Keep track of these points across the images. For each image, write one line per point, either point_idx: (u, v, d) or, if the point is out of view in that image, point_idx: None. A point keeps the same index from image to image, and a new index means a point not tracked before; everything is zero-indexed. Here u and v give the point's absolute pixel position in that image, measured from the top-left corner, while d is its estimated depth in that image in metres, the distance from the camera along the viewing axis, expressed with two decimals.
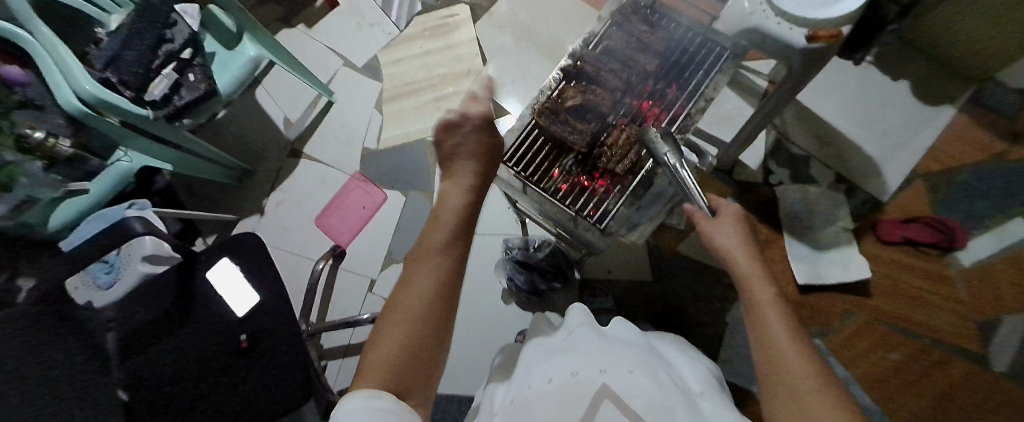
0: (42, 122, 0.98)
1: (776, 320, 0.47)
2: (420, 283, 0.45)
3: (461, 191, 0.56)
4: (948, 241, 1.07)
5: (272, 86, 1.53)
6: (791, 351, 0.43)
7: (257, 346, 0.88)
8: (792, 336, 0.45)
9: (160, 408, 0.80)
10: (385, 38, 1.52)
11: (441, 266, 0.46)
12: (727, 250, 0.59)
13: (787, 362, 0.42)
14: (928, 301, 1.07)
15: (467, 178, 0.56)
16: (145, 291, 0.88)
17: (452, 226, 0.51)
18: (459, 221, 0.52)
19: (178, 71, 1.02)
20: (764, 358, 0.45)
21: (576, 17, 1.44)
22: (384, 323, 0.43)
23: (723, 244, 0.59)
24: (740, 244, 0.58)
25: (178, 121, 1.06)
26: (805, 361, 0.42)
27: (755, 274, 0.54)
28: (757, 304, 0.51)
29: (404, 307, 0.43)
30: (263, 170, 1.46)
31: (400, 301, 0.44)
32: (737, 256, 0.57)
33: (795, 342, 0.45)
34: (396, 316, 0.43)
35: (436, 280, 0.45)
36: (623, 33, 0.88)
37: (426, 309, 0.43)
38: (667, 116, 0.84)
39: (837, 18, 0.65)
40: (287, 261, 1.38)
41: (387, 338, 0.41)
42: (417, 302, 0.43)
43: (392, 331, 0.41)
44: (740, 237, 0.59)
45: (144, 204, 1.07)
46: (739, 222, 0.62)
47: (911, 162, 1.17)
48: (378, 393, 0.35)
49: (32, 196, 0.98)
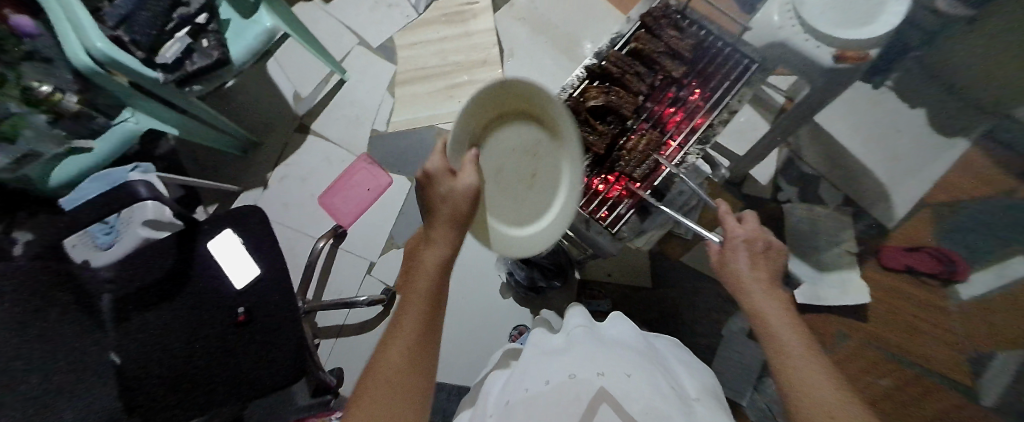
0: (50, 77, 0.98)
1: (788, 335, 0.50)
2: (402, 342, 0.47)
3: (444, 244, 0.53)
4: (948, 273, 1.08)
5: (284, 59, 1.50)
6: (805, 366, 0.46)
7: (252, 320, 0.87)
8: (815, 362, 0.46)
9: (146, 391, 0.79)
10: (403, 20, 1.50)
11: (414, 335, 0.48)
12: (739, 276, 0.59)
13: (814, 389, 0.43)
14: (922, 329, 1.09)
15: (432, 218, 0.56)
16: (144, 254, 0.86)
17: (431, 284, 0.51)
18: (438, 278, 0.52)
19: (192, 36, 0.99)
20: (791, 386, 0.45)
21: (598, 15, 1.42)
22: (365, 381, 0.46)
23: (738, 270, 0.59)
24: (754, 268, 0.59)
25: (187, 87, 1.03)
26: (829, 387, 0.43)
27: (762, 293, 0.57)
28: (771, 328, 0.52)
29: (385, 365, 0.46)
30: (269, 143, 1.44)
31: (379, 360, 0.46)
32: (741, 273, 0.59)
33: (820, 370, 0.45)
34: (382, 362, 0.46)
35: (414, 341, 0.47)
36: (652, 37, 0.83)
37: (404, 367, 0.45)
38: (688, 125, 0.82)
39: (866, 40, 0.65)
40: (286, 237, 1.37)
41: (369, 396, 0.44)
42: (395, 363, 0.46)
43: (372, 392, 0.44)
44: (759, 264, 0.59)
45: (148, 167, 1.06)
46: (753, 246, 0.61)
47: (920, 192, 1.17)
48: None
49: (34, 150, 0.96)
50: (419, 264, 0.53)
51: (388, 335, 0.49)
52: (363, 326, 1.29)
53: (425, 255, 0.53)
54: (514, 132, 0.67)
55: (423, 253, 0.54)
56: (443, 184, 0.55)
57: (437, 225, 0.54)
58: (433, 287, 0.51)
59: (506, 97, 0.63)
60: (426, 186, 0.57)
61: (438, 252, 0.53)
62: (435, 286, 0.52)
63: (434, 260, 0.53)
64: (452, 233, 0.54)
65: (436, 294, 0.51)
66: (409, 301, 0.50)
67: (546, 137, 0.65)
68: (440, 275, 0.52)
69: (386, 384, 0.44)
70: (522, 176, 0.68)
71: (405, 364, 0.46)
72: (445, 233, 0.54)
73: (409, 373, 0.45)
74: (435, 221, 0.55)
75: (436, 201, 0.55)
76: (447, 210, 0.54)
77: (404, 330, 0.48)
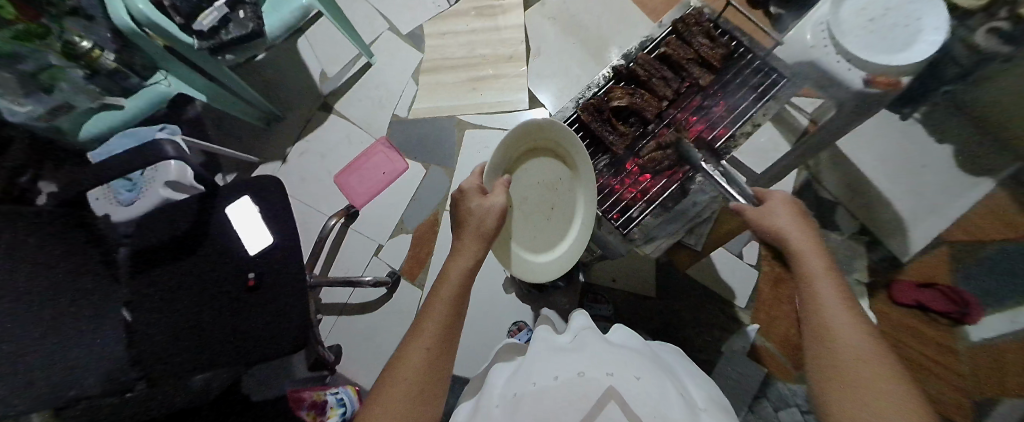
0: (91, 33, 1.01)
1: (832, 305, 0.48)
2: (419, 348, 0.48)
3: (469, 256, 0.55)
4: (960, 314, 1.03)
5: (315, 37, 1.53)
6: (834, 314, 0.47)
7: (261, 286, 0.89)
8: (844, 308, 0.48)
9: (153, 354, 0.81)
10: (434, 9, 1.51)
11: (435, 337, 0.49)
12: (776, 228, 0.58)
13: (837, 335, 0.46)
14: (932, 371, 1.02)
15: (459, 234, 0.57)
16: (166, 213, 0.90)
17: (454, 292, 0.52)
18: (461, 285, 0.53)
19: (229, 6, 1.00)
20: (815, 329, 0.48)
21: (629, 21, 1.42)
22: (381, 383, 0.46)
23: (773, 223, 0.58)
24: (792, 221, 0.58)
25: (221, 56, 1.04)
26: (855, 334, 0.45)
27: (804, 246, 0.55)
28: (801, 275, 0.53)
29: (407, 363, 0.46)
30: (292, 118, 1.46)
31: (402, 359, 0.47)
32: (781, 225, 0.57)
33: (848, 316, 0.47)
34: (400, 364, 0.47)
35: (432, 348, 0.48)
36: (681, 44, 0.86)
37: (423, 369, 0.46)
38: (710, 134, 0.82)
39: (901, 66, 0.64)
40: (301, 211, 1.40)
41: (386, 397, 0.44)
42: (412, 368, 0.46)
43: (388, 393, 0.44)
44: (795, 217, 0.58)
45: (174, 130, 1.10)
46: (790, 204, 0.61)
47: (938, 228, 1.15)
48: None
49: (69, 102, 1.01)
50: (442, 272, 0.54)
51: (408, 338, 0.49)
52: (365, 306, 1.31)
53: (450, 263, 0.55)
54: (539, 168, 0.69)
55: (447, 264, 0.55)
56: (478, 201, 0.56)
57: (463, 240, 0.56)
58: (457, 295, 0.52)
59: (537, 130, 0.63)
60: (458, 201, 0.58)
61: (463, 263, 0.54)
62: (456, 297, 0.52)
63: (458, 270, 0.54)
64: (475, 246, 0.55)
65: (457, 302, 0.52)
66: (431, 307, 0.51)
67: (562, 173, 0.71)
68: (462, 285, 0.53)
69: (407, 381, 0.45)
70: (544, 209, 0.71)
71: (423, 368, 0.46)
72: (469, 247, 0.55)
73: (428, 375, 0.46)
74: (461, 237, 0.56)
75: (466, 219, 0.56)
76: (473, 226, 0.55)
77: (423, 334, 0.49)
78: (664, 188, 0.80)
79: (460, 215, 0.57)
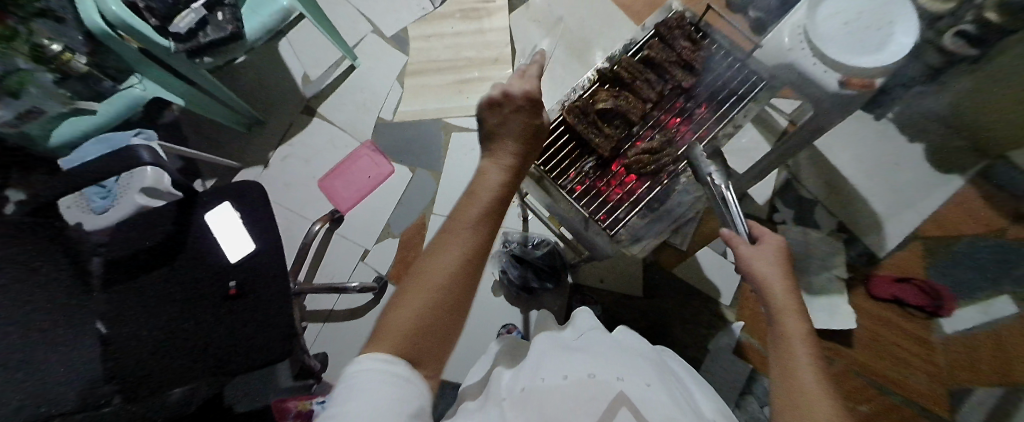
0: (62, 36, 0.98)
1: (806, 371, 0.43)
2: (448, 255, 0.40)
3: (505, 168, 0.47)
4: (934, 307, 1.08)
5: (297, 40, 1.50)
6: (808, 379, 0.42)
7: (245, 295, 0.87)
8: (820, 377, 0.42)
9: (132, 363, 0.78)
10: (418, 12, 1.50)
11: (469, 242, 0.41)
12: (762, 275, 0.56)
13: (808, 398, 0.39)
14: (908, 361, 1.08)
15: (501, 140, 0.49)
16: (143, 221, 0.87)
17: (490, 202, 0.44)
18: (497, 197, 0.45)
19: (207, 8, 0.98)
20: (784, 390, 0.42)
21: (612, 24, 1.43)
22: (403, 287, 0.39)
23: (759, 269, 0.57)
24: (780, 274, 0.56)
25: (198, 59, 1.01)
26: (827, 402, 0.39)
27: (787, 306, 0.52)
28: (784, 328, 0.49)
29: (429, 274, 0.38)
30: (274, 122, 1.44)
31: (424, 270, 0.39)
32: (769, 276, 0.55)
33: (822, 387, 0.41)
34: (426, 269, 0.39)
35: (466, 253, 0.40)
36: (665, 46, 0.87)
37: (450, 281, 0.39)
38: (692, 134, 0.86)
39: (872, 69, 0.66)
40: (284, 217, 1.37)
41: (407, 302, 0.37)
42: (441, 274, 0.38)
43: (411, 298, 0.37)
44: (783, 270, 0.57)
45: (151, 135, 1.07)
46: (780, 255, 0.59)
47: (913, 225, 1.19)
48: (389, 359, 0.33)
49: (37, 107, 0.95)
50: (475, 185, 0.46)
51: (437, 241, 0.41)
52: (352, 312, 1.29)
53: (485, 175, 0.47)
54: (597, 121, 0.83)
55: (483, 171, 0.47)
56: (523, 117, 0.50)
57: (505, 146, 0.48)
58: (493, 205, 0.44)
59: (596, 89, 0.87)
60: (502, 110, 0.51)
61: (499, 175, 0.46)
62: (494, 206, 0.44)
63: (495, 180, 0.46)
64: (512, 156, 0.48)
65: (493, 217, 0.44)
66: (464, 212, 0.43)
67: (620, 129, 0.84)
68: (499, 195, 0.45)
69: (424, 294, 0.37)
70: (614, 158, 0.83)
71: (452, 276, 0.39)
72: (507, 155, 0.48)
73: (449, 295, 0.38)
74: (504, 144, 0.48)
75: (512, 124, 0.49)
76: (520, 134, 0.48)
77: (455, 239, 0.41)
78: (649, 190, 0.82)
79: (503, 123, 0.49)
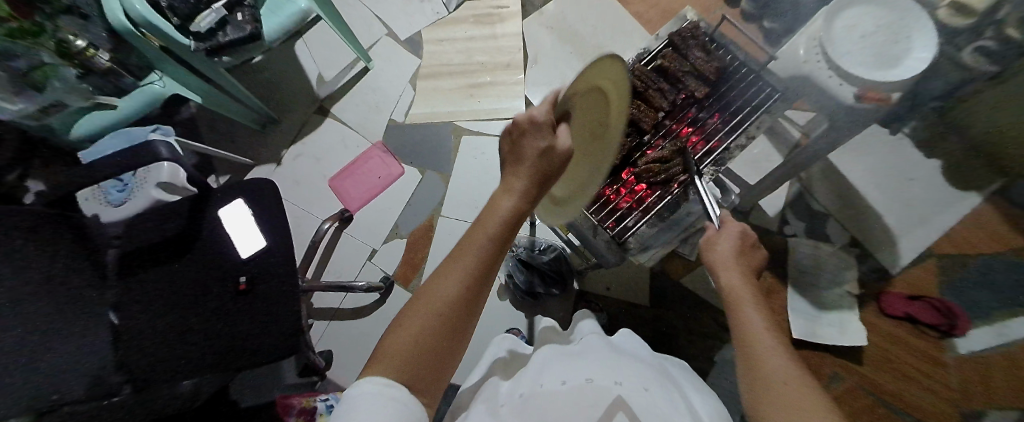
0: (86, 32, 1.01)
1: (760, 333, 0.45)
2: (454, 278, 0.40)
3: (514, 197, 0.46)
4: (948, 326, 1.08)
5: (313, 40, 1.53)
6: (764, 340, 0.44)
7: (253, 290, 0.87)
8: (774, 337, 0.44)
9: (145, 355, 0.80)
10: (432, 16, 1.52)
11: (474, 264, 0.41)
12: (716, 257, 0.58)
13: (764, 358, 0.41)
14: (920, 381, 1.07)
15: (511, 164, 0.48)
16: (157, 212, 0.89)
17: (496, 232, 0.43)
18: (505, 228, 0.44)
19: (227, 8, 1.00)
20: (744, 358, 0.43)
21: (625, 32, 1.44)
22: (403, 312, 0.40)
23: (715, 252, 0.59)
24: (734, 251, 0.58)
25: (217, 57, 1.04)
26: (782, 360, 0.41)
27: (739, 279, 0.54)
28: (735, 300, 0.51)
29: (430, 301, 0.39)
30: (287, 121, 1.46)
31: (428, 292, 0.40)
32: (722, 254, 0.58)
33: (777, 347, 0.43)
34: (431, 292, 0.40)
35: (470, 273, 0.41)
36: (678, 56, 0.88)
37: (451, 305, 0.39)
38: (704, 145, 0.85)
39: (893, 83, 0.64)
40: (294, 215, 1.39)
41: (408, 324, 0.38)
42: (445, 297, 0.39)
43: (411, 322, 0.38)
44: (738, 245, 0.59)
45: (167, 130, 1.09)
46: (741, 235, 0.60)
47: (929, 241, 1.16)
48: (388, 382, 0.34)
49: (59, 101, 0.99)
50: (487, 210, 0.46)
51: (442, 264, 0.43)
52: (357, 312, 1.29)
53: (493, 205, 0.46)
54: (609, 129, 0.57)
55: (492, 200, 0.46)
56: (544, 142, 0.46)
57: (514, 174, 0.47)
58: (500, 234, 0.44)
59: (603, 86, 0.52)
60: (517, 136, 0.48)
61: (507, 205, 0.45)
62: (502, 233, 0.44)
63: (503, 210, 0.45)
64: (528, 184, 0.47)
65: (497, 245, 0.43)
66: (470, 239, 0.43)
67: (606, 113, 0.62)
68: (506, 226, 0.44)
69: (425, 318, 0.38)
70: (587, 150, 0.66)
71: (457, 298, 0.40)
72: (517, 183, 0.46)
73: (450, 323, 0.39)
74: (514, 171, 0.47)
75: (525, 153, 0.47)
76: (532, 163, 0.46)
77: (458, 264, 0.41)
78: (660, 198, 0.82)
79: (513, 148, 0.48)
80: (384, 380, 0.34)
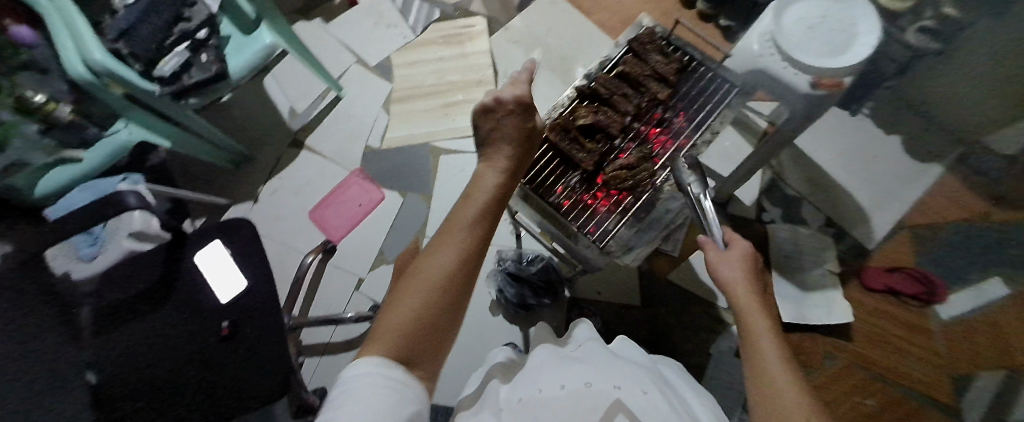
0: (45, 86, 0.97)
1: (774, 364, 0.44)
2: (449, 249, 0.41)
3: (496, 171, 0.51)
4: (928, 294, 1.06)
5: (282, 74, 1.53)
6: (775, 369, 0.44)
7: (236, 334, 0.85)
8: (783, 362, 0.45)
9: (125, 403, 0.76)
10: (400, 40, 1.54)
11: (467, 236, 0.42)
12: (726, 279, 0.59)
13: (777, 391, 0.41)
14: (906, 348, 1.06)
15: (494, 144, 0.55)
16: (131, 264, 0.87)
17: (485, 201, 0.47)
18: (492, 198, 0.47)
19: (191, 50, 1.00)
20: (757, 391, 0.43)
21: (590, 40, 1.48)
22: (398, 290, 0.40)
23: (723, 273, 0.59)
24: (741, 274, 0.58)
25: (184, 99, 1.03)
26: (795, 392, 0.41)
27: (751, 304, 0.54)
28: (748, 327, 0.51)
29: (424, 273, 0.39)
30: (262, 157, 1.44)
31: (422, 266, 0.40)
32: (729, 278, 0.58)
33: (789, 380, 0.42)
34: (427, 263, 0.40)
35: (464, 247, 0.42)
36: (638, 61, 0.90)
37: (449, 277, 0.39)
38: (673, 144, 0.86)
39: (843, 67, 0.69)
40: (276, 251, 1.36)
41: (402, 301, 0.38)
42: (440, 269, 0.39)
43: (407, 297, 0.38)
44: (745, 267, 0.59)
45: (138, 178, 1.07)
46: (748, 257, 0.61)
47: (899, 215, 1.22)
48: (383, 366, 0.34)
49: (22, 159, 0.97)
50: (473, 186, 0.50)
51: (437, 237, 0.43)
52: (349, 344, 1.27)
53: (478, 180, 0.50)
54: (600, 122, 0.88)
55: (477, 176, 0.51)
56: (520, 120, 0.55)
57: (497, 151, 0.53)
58: (488, 205, 0.47)
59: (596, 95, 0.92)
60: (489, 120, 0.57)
61: (491, 179, 0.50)
62: (489, 203, 0.47)
63: (488, 186, 0.49)
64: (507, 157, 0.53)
65: (488, 216, 0.45)
66: (461, 212, 0.45)
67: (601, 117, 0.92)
68: (491, 200, 0.47)
69: (420, 294, 0.38)
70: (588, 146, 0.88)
71: (453, 268, 0.40)
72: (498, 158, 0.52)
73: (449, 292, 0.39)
74: (494, 150, 0.54)
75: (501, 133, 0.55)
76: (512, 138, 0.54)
77: (453, 236, 0.42)
78: (637, 198, 0.83)
79: (493, 131, 0.56)
80: (382, 359, 0.34)
